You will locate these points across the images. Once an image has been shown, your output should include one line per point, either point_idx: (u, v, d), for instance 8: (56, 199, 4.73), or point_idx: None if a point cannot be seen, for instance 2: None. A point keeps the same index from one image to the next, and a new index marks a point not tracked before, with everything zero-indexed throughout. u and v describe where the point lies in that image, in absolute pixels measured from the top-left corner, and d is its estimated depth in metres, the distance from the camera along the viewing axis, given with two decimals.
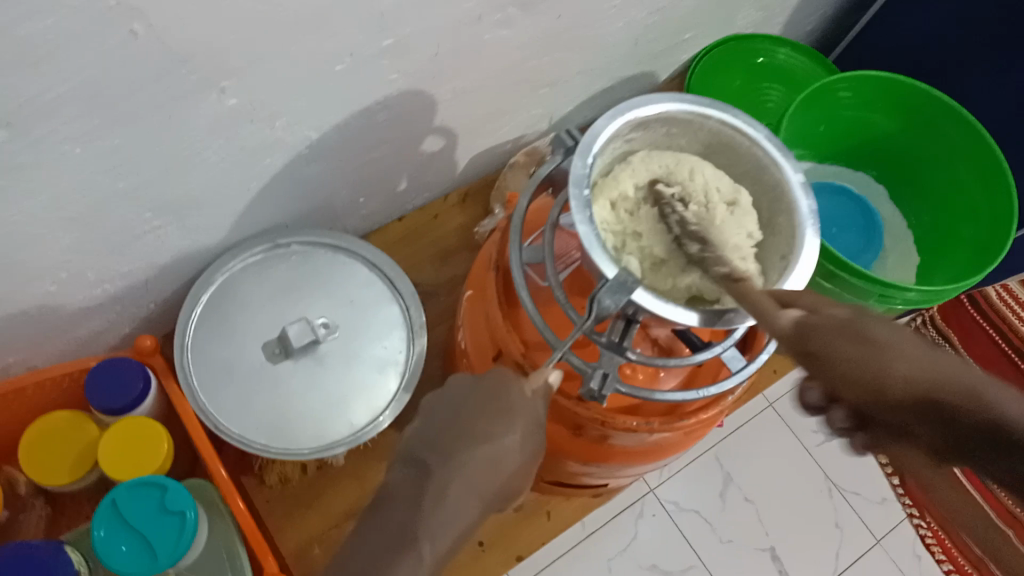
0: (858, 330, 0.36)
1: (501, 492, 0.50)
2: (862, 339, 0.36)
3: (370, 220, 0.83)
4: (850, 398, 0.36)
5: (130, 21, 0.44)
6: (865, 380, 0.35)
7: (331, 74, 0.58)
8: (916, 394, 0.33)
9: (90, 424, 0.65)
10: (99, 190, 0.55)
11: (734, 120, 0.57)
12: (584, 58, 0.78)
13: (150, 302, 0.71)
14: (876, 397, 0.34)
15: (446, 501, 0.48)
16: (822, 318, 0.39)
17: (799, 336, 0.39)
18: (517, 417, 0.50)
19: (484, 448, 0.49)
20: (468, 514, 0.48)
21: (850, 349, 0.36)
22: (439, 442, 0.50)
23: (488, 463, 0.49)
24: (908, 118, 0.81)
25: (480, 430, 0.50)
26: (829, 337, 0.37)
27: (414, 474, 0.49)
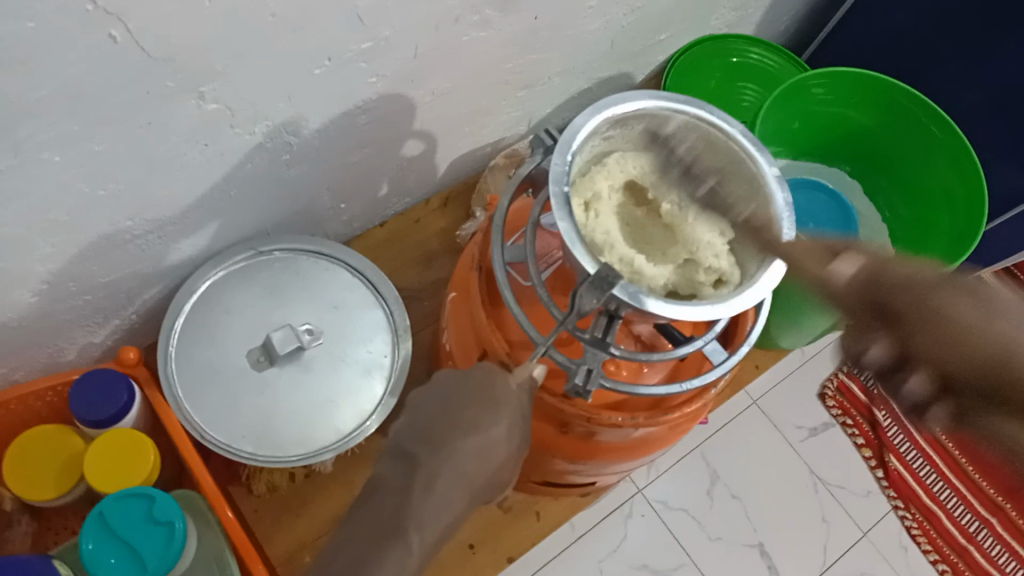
0: (950, 285, 0.33)
1: (491, 481, 0.51)
2: (972, 300, 0.33)
3: (352, 226, 0.83)
4: (925, 357, 0.32)
5: (109, 25, 0.44)
6: (955, 340, 0.31)
7: (310, 77, 0.59)
8: (1021, 358, 0.29)
9: (75, 436, 0.64)
10: (79, 197, 0.54)
11: (711, 116, 0.57)
12: (562, 59, 0.79)
13: (133, 312, 0.70)
14: (959, 356, 0.31)
15: (434, 494, 0.48)
16: (900, 274, 0.36)
17: (872, 287, 0.36)
18: (506, 410, 0.50)
19: (472, 439, 0.49)
20: (456, 504, 0.49)
21: (946, 307, 0.32)
22: (431, 435, 0.50)
23: (476, 454, 0.49)
24: (882, 112, 0.82)
25: (468, 421, 0.50)
26: (921, 295, 0.34)
27: (404, 469, 0.49)
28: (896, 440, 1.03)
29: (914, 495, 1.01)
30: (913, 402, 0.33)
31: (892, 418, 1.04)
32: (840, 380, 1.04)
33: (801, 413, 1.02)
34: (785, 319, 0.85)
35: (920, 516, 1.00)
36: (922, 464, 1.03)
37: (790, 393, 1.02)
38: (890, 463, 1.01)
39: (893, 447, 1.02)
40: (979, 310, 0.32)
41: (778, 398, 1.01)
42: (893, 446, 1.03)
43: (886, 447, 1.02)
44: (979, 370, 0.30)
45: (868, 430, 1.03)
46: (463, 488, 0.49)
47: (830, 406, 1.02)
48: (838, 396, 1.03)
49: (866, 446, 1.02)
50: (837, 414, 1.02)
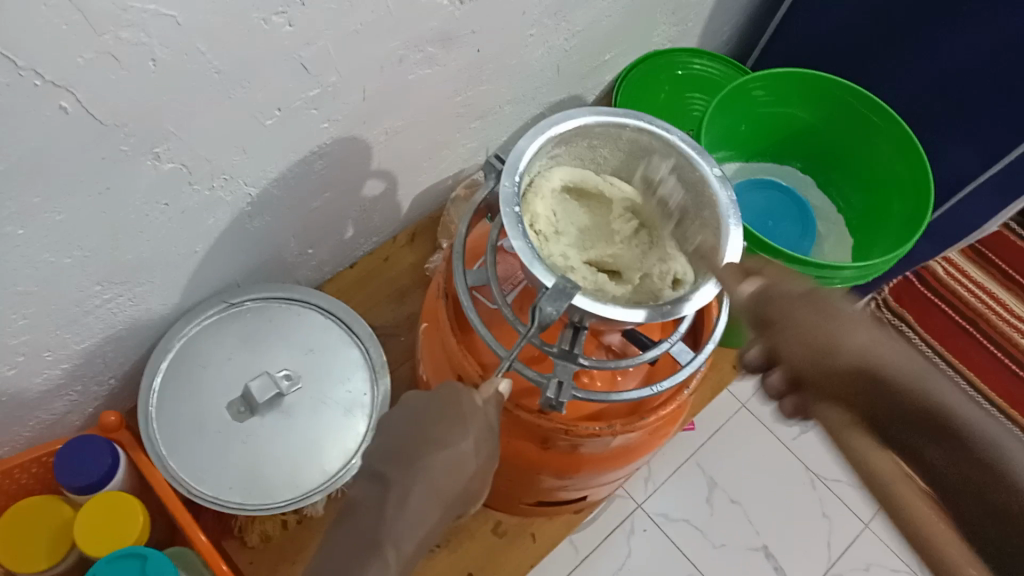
0: (822, 328, 0.45)
1: (464, 494, 0.51)
2: (824, 314, 0.46)
3: (323, 270, 0.85)
4: (790, 364, 0.46)
5: (59, 97, 0.46)
6: (827, 364, 0.44)
7: (263, 128, 0.60)
8: (872, 377, 0.42)
9: (61, 505, 0.65)
10: (47, 267, 0.56)
11: (650, 125, 0.60)
12: (510, 88, 0.81)
13: (111, 378, 0.71)
14: (824, 367, 0.44)
15: (409, 507, 0.49)
16: (783, 289, 0.49)
17: (761, 304, 0.49)
18: (472, 425, 0.51)
19: (440, 454, 0.50)
20: (432, 518, 0.50)
21: (801, 320, 0.46)
22: (399, 453, 0.51)
23: (447, 468, 0.50)
24: (825, 107, 0.85)
25: (434, 437, 0.51)
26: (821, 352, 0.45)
27: (377, 487, 0.50)
28: None
29: None
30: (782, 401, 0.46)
31: None
32: None
33: None
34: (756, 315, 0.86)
35: None
36: None
37: None
38: None
39: None
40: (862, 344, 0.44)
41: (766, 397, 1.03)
42: None
43: None
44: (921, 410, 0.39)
45: None
46: (437, 502, 0.50)
47: None
48: None
49: None
50: None
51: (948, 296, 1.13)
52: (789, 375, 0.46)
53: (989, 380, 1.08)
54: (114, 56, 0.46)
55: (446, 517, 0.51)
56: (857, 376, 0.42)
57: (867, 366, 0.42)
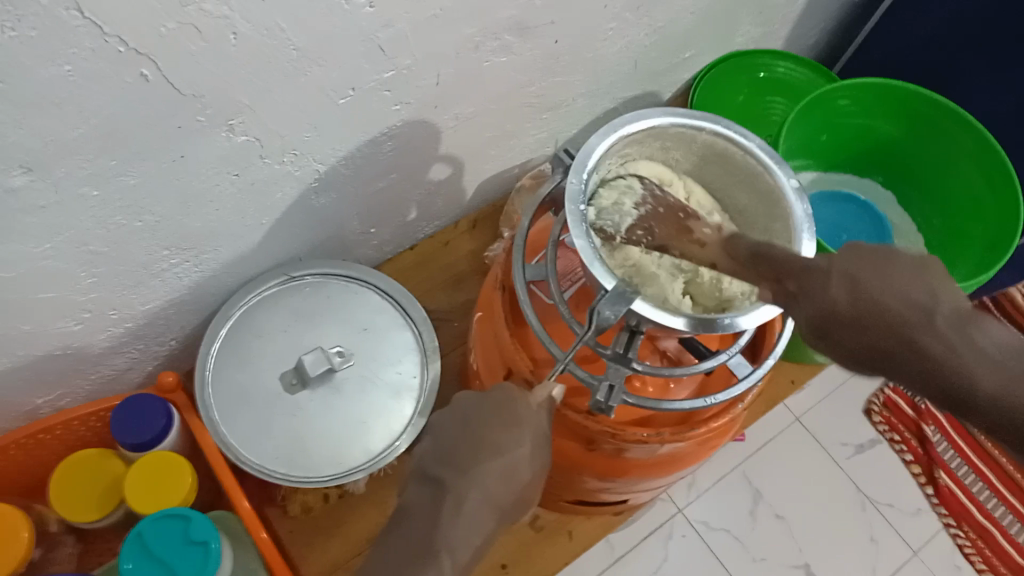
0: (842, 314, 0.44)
1: (519, 500, 0.50)
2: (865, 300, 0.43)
3: (383, 250, 0.85)
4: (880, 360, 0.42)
5: (141, 65, 0.46)
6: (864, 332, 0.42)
7: (336, 107, 0.60)
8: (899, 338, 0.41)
9: (116, 460, 0.66)
10: (118, 228, 0.57)
11: (727, 130, 0.58)
12: (584, 81, 0.80)
13: (171, 339, 0.73)
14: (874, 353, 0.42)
15: (463, 514, 0.47)
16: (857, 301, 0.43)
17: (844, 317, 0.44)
18: (526, 426, 0.51)
19: (497, 460, 0.49)
20: (487, 525, 0.48)
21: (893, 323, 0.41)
22: (455, 456, 0.50)
23: (503, 475, 0.49)
24: (912, 120, 0.81)
25: (490, 442, 0.50)
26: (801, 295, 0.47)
27: (430, 491, 0.49)
28: (946, 455, 1.01)
29: (967, 512, 0.98)
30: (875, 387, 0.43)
31: (941, 433, 1.02)
32: (887, 395, 1.02)
33: (844, 431, 1.00)
34: None
35: (973, 534, 0.97)
36: (975, 481, 1.00)
37: (832, 412, 1.00)
38: (941, 479, 0.99)
39: (943, 462, 1.00)
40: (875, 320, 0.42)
41: (823, 416, 1.00)
42: (943, 461, 1.00)
43: (936, 463, 0.99)
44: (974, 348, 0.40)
45: (917, 446, 1.01)
46: (491, 508, 0.48)
47: (876, 422, 1.00)
48: (884, 412, 1.01)
49: (916, 462, 0.99)
50: (883, 431, 1.00)
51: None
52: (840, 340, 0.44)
53: None
54: (197, 28, 0.46)
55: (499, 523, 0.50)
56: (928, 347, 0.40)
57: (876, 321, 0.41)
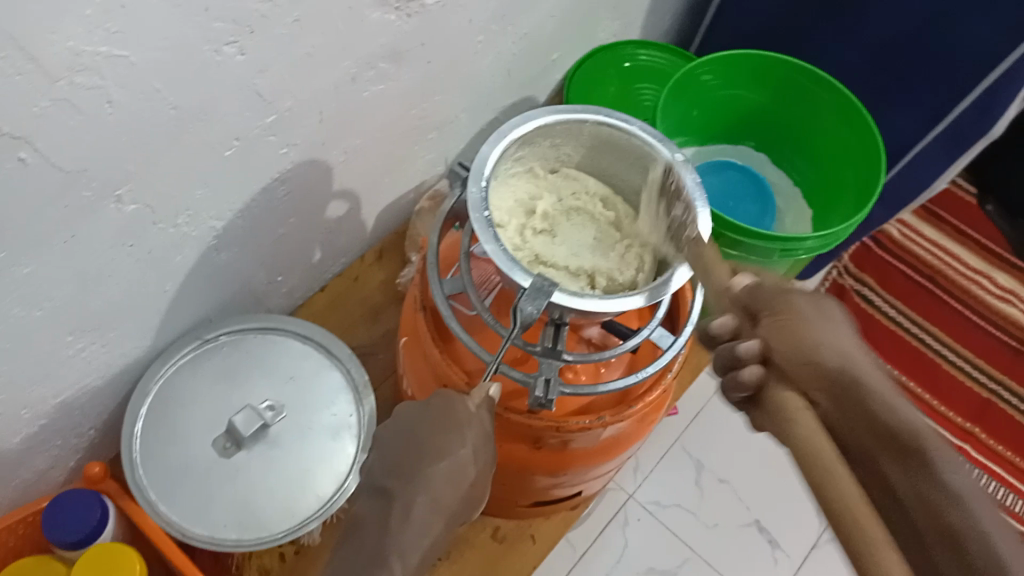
0: (804, 323, 0.45)
1: (469, 502, 0.52)
2: (817, 317, 0.46)
3: (295, 297, 0.84)
4: (785, 371, 0.44)
5: (18, 149, 0.45)
6: (805, 359, 0.43)
7: (224, 159, 0.60)
8: (851, 389, 0.42)
9: (55, 563, 0.63)
10: (17, 323, 0.54)
11: (610, 117, 0.60)
12: (462, 96, 0.81)
13: (90, 428, 0.70)
14: (804, 367, 0.43)
15: (412, 519, 0.50)
16: (803, 337, 0.44)
17: (755, 298, 0.47)
18: (466, 429, 0.51)
19: (442, 463, 0.51)
20: (434, 529, 0.50)
21: (822, 355, 0.43)
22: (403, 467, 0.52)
23: (447, 477, 0.50)
24: (771, 84, 0.87)
25: (433, 447, 0.51)
26: (787, 292, 0.47)
27: (381, 503, 0.52)
28: None
29: None
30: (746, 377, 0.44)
31: None
32: None
33: None
34: None
35: None
36: None
37: None
38: None
39: None
40: (829, 338, 0.45)
41: None
42: None
43: None
44: (932, 526, 0.38)
45: None
46: (438, 511, 0.50)
47: None
48: None
49: None
50: None
51: (907, 257, 1.16)
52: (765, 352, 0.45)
53: (948, 330, 1.12)
54: (71, 102, 0.45)
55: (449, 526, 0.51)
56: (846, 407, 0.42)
57: (852, 378, 0.43)
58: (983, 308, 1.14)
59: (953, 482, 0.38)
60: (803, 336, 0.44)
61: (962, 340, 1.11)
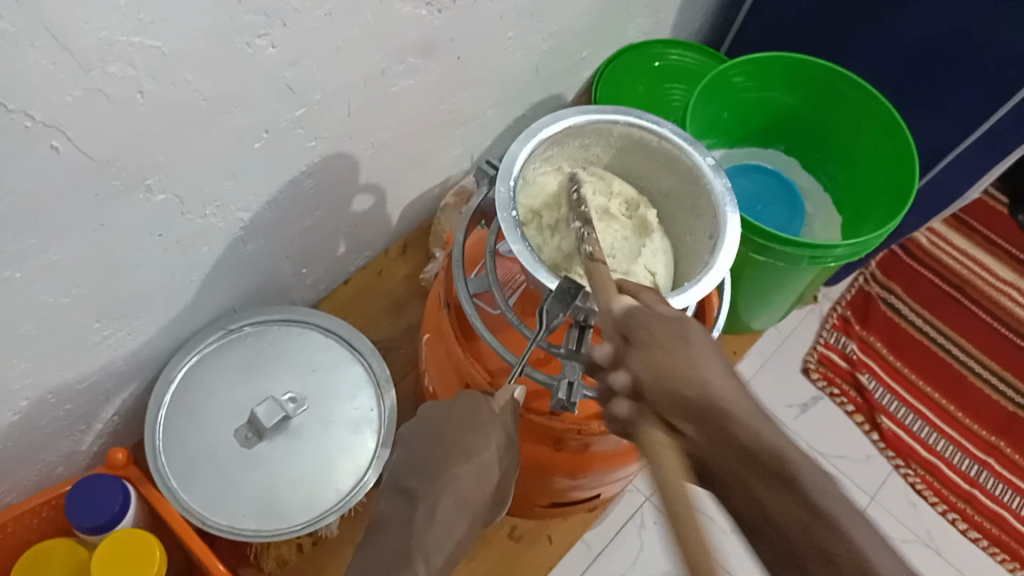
0: (676, 353, 0.43)
1: (491, 504, 0.51)
2: (687, 348, 0.43)
3: (318, 289, 0.84)
4: (651, 402, 0.43)
5: (50, 137, 0.45)
6: (669, 393, 0.42)
7: (252, 151, 0.60)
8: (711, 416, 0.40)
9: (76, 546, 0.64)
10: (45, 309, 0.55)
11: (641, 120, 0.60)
12: (490, 92, 0.81)
13: (114, 414, 0.71)
14: (669, 395, 0.42)
15: (437, 520, 0.47)
16: (670, 365, 0.43)
17: (624, 327, 0.45)
18: (491, 432, 0.51)
19: (468, 465, 0.50)
20: (460, 528, 0.48)
21: (687, 383, 0.42)
22: (427, 465, 0.50)
23: (473, 478, 0.49)
24: (805, 87, 0.86)
25: (459, 448, 0.50)
26: (656, 319, 0.45)
27: (404, 501, 0.48)
28: (883, 400, 1.04)
29: (912, 451, 1.01)
30: (622, 409, 0.46)
31: (877, 381, 1.06)
32: (821, 352, 1.06)
33: (788, 392, 1.04)
34: (755, 299, 0.87)
35: (922, 471, 1.00)
36: (915, 420, 1.03)
37: (772, 377, 1.05)
38: (883, 423, 1.02)
39: (883, 407, 1.04)
40: (698, 365, 0.42)
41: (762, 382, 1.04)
42: (882, 406, 1.04)
43: (877, 409, 1.03)
44: (811, 555, 0.35)
45: (855, 395, 1.05)
46: (464, 512, 0.48)
47: (814, 378, 1.04)
48: (821, 367, 1.05)
49: (857, 411, 1.04)
50: (823, 386, 1.04)
51: (937, 267, 1.14)
52: (635, 387, 0.44)
53: (977, 340, 1.10)
54: (104, 91, 0.45)
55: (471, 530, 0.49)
56: (710, 434, 0.39)
57: (717, 405, 0.40)
58: (1012, 319, 1.12)
59: (811, 490, 0.36)
60: (672, 367, 0.42)
61: (991, 352, 1.09)
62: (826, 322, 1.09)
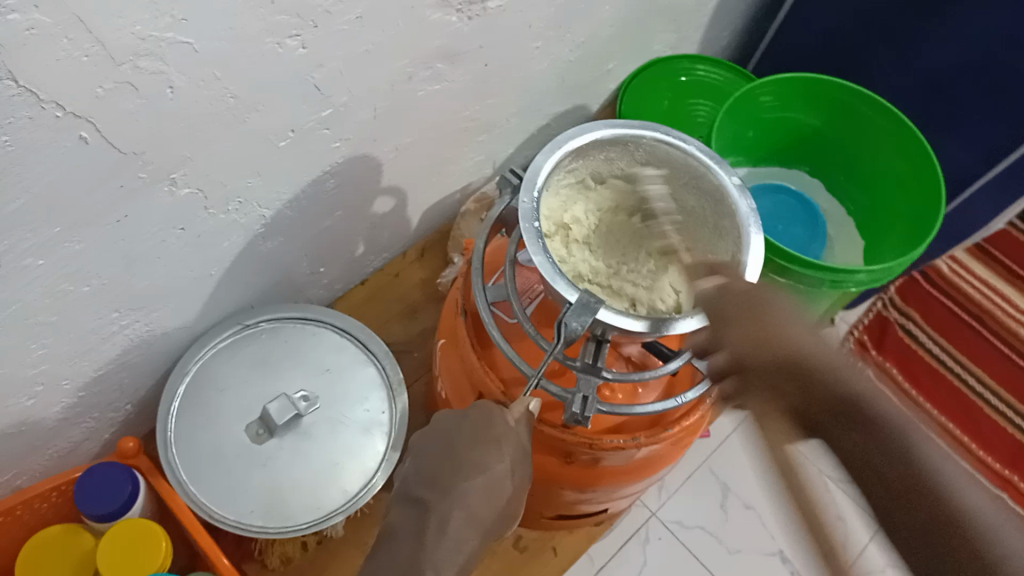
0: (766, 330, 0.42)
1: (503, 516, 0.51)
2: (806, 328, 0.41)
3: (334, 289, 0.85)
4: (752, 381, 0.40)
5: (79, 128, 0.46)
6: (777, 369, 0.39)
7: (276, 150, 0.60)
8: (821, 382, 0.36)
9: (84, 534, 0.64)
10: (66, 297, 0.55)
11: (668, 135, 0.60)
12: (514, 100, 0.81)
13: (127, 403, 0.71)
14: (770, 375, 0.39)
15: (446, 534, 0.47)
16: (782, 346, 0.40)
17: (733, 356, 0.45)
18: (504, 444, 0.51)
19: (479, 478, 0.50)
20: (469, 543, 0.48)
21: (805, 362, 0.38)
22: (439, 478, 0.50)
23: (484, 491, 0.49)
24: (833, 109, 0.85)
25: (471, 460, 0.50)
26: (779, 327, 0.42)
27: (416, 512, 0.49)
28: None
29: None
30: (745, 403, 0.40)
31: None
32: None
33: None
34: None
35: None
36: None
37: None
38: None
39: None
40: (801, 343, 0.40)
41: None
42: None
43: None
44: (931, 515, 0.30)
45: None
46: (474, 525, 0.49)
47: None
48: None
49: None
50: None
51: (957, 296, 1.13)
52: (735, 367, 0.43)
53: (993, 372, 1.09)
54: (134, 85, 0.46)
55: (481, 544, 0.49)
56: (815, 402, 0.36)
57: (813, 373, 0.37)
58: None
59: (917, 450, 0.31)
60: (799, 359, 0.38)
61: (1007, 384, 1.08)
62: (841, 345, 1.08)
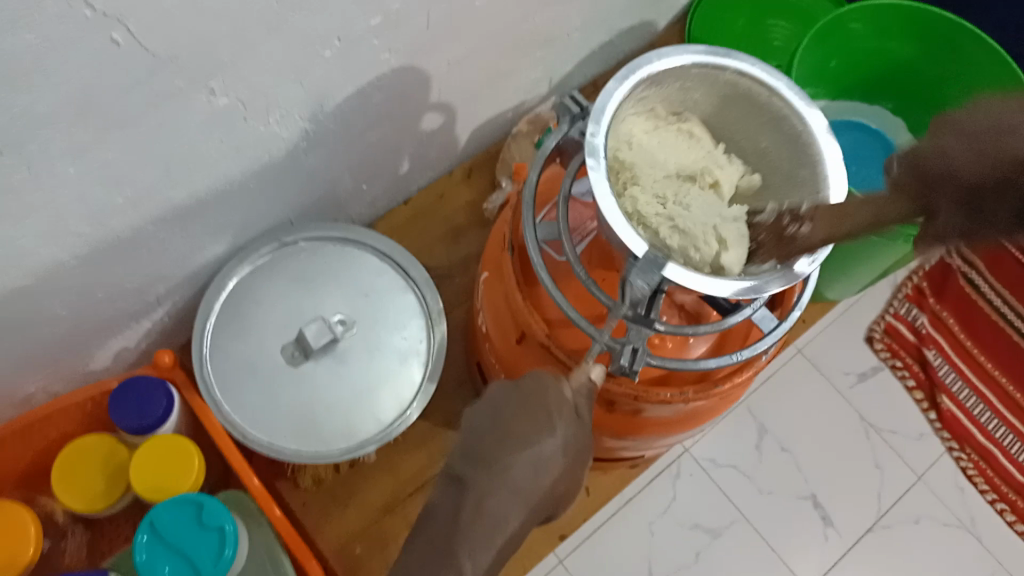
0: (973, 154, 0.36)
1: (547, 498, 0.49)
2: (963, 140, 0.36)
3: (374, 207, 0.81)
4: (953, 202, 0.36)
5: (110, 28, 0.42)
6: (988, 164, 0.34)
7: (321, 59, 0.56)
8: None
9: (118, 446, 0.64)
10: (97, 206, 0.53)
11: (753, 68, 0.54)
12: (578, 15, 0.75)
13: (162, 315, 0.69)
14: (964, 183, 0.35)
15: (486, 509, 0.45)
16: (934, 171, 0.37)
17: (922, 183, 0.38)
18: (557, 418, 0.49)
19: (525, 454, 0.47)
20: (512, 521, 0.46)
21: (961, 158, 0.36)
22: (481, 451, 0.48)
23: (530, 468, 0.47)
24: (925, 42, 0.78)
25: (520, 434, 0.48)
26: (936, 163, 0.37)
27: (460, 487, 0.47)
28: (948, 380, 0.98)
29: (969, 435, 0.96)
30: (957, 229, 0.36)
31: (945, 361, 1.00)
32: (888, 322, 1.00)
33: (848, 359, 0.99)
34: (836, 266, 0.82)
35: (976, 456, 0.96)
36: (979, 405, 0.97)
37: (835, 343, 0.99)
38: (943, 403, 0.97)
39: (945, 386, 0.98)
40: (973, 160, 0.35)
41: (825, 346, 0.99)
42: (946, 386, 0.98)
43: (938, 387, 0.98)
44: None
45: (919, 370, 0.99)
46: (516, 504, 0.46)
47: (879, 348, 0.99)
48: (886, 337, 1.00)
49: (918, 387, 0.98)
50: (886, 357, 0.99)
51: None
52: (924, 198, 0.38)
53: None
54: None
55: (528, 518, 0.47)
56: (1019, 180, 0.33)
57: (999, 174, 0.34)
58: None
59: None
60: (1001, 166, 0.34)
61: None
62: (898, 292, 1.02)
